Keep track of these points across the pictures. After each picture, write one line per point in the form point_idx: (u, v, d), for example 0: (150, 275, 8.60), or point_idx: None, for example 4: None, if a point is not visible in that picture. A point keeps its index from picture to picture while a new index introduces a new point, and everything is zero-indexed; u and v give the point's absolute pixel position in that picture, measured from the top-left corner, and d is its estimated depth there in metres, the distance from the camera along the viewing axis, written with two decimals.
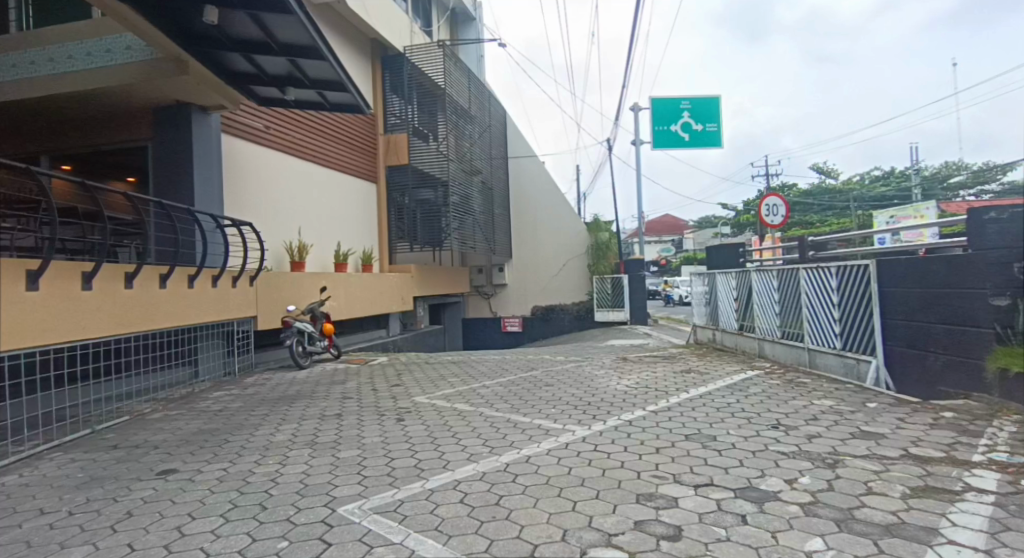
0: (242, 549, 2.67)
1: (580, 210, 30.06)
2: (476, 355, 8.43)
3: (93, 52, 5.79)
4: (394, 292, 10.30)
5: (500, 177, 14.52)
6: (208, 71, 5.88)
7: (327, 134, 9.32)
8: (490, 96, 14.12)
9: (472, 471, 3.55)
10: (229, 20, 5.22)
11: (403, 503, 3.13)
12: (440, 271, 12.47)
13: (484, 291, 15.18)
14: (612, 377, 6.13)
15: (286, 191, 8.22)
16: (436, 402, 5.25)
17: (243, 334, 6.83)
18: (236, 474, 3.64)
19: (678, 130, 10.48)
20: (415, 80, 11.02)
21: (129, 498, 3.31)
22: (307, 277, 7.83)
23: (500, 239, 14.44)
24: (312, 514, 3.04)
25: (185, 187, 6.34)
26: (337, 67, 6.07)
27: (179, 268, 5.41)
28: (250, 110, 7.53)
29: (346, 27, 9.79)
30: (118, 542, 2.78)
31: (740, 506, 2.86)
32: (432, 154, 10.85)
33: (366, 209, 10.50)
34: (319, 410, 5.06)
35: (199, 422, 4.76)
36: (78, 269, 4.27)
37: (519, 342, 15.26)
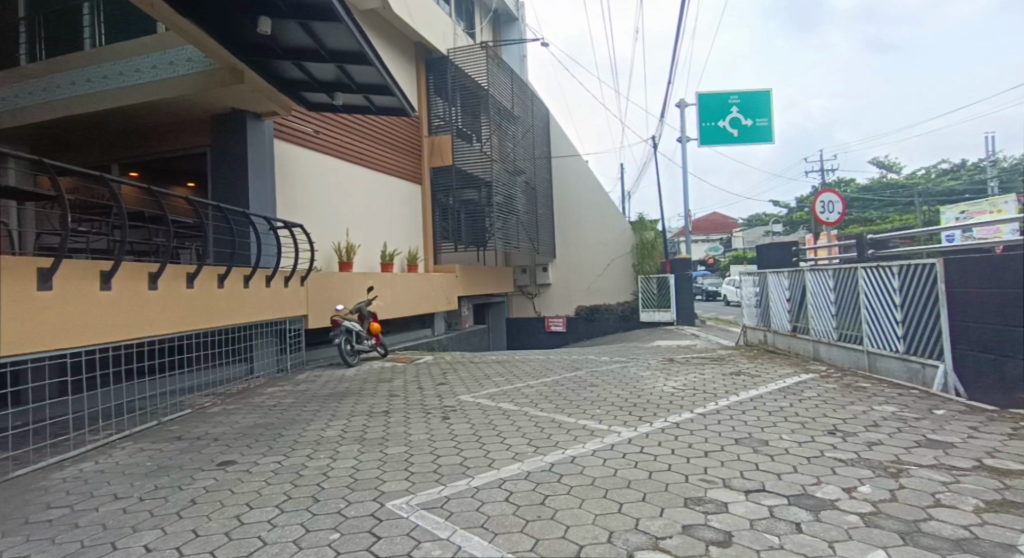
0: (296, 539, 2.78)
1: (625, 209, 29.66)
2: (521, 355, 8.42)
3: (158, 64, 6.09)
4: (438, 292, 10.42)
5: (542, 177, 14.51)
6: (262, 79, 6.12)
7: (374, 137, 9.56)
8: (533, 95, 14.13)
9: (517, 471, 3.54)
10: (281, 30, 5.41)
11: (450, 500, 3.16)
12: (484, 272, 12.54)
13: (528, 290, 15.29)
14: (659, 378, 6.01)
15: (334, 193, 8.46)
16: (481, 400, 5.29)
17: (295, 332, 7.05)
18: (290, 467, 3.76)
19: (726, 125, 10.19)
20: (459, 82, 11.14)
21: (193, 487, 3.48)
22: (355, 277, 8.03)
23: (543, 239, 14.42)
24: (362, 507, 3.11)
25: (241, 191, 6.61)
26: (383, 71, 6.17)
27: (236, 269, 5.65)
28: (301, 115, 7.81)
29: (391, 32, 10.00)
30: (183, 528, 2.94)
31: (795, 514, 2.75)
32: (475, 155, 10.97)
33: (411, 210, 10.66)
34: (367, 406, 5.19)
35: (255, 416, 4.95)
36: (145, 270, 4.53)
37: (564, 342, 15.17)
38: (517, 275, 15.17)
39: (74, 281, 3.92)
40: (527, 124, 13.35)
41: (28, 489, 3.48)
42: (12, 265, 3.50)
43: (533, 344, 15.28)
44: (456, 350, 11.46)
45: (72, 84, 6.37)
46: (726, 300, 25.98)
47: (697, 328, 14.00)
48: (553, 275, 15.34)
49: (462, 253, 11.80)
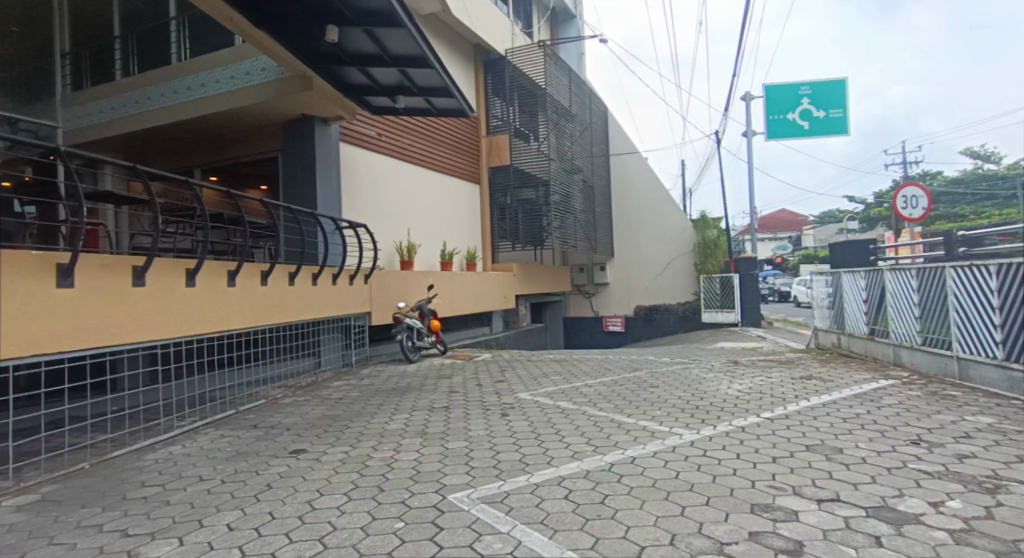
0: (363, 526, 2.89)
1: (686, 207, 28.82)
2: (579, 354, 8.35)
3: (236, 75, 6.47)
4: (496, 290, 10.51)
5: (600, 175, 14.34)
6: (329, 86, 6.39)
7: (434, 138, 9.75)
8: (590, 93, 14.00)
9: (576, 469, 3.52)
10: (347, 38, 5.61)
11: (510, 495, 3.18)
12: (541, 271, 12.55)
13: (585, 289, 15.18)
14: (723, 380, 5.81)
15: (396, 194, 8.70)
16: (539, 399, 5.29)
17: (359, 329, 7.30)
18: (357, 457, 3.91)
19: (796, 118, 9.77)
20: (516, 82, 11.20)
21: (268, 472, 3.68)
22: (415, 275, 8.22)
23: (601, 237, 14.27)
24: (425, 499, 3.19)
25: (310, 192, 6.92)
26: (444, 73, 6.28)
27: (305, 267, 5.92)
28: (365, 118, 8.08)
29: (450, 36, 10.21)
30: (261, 510, 3.13)
31: (874, 527, 2.59)
32: (532, 154, 10.99)
33: (469, 210, 10.83)
34: (428, 402, 5.31)
35: (323, 408, 5.18)
36: (225, 268, 4.83)
37: (623, 342, 14.77)
38: (574, 274, 15.10)
39: (163, 278, 4.25)
40: (584, 122, 13.24)
41: (124, 468, 3.79)
42: (109, 263, 3.85)
43: (591, 344, 15.17)
44: (513, 348, 11.53)
45: (161, 96, 6.87)
46: (796, 302, 24.74)
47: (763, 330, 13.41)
48: (611, 276, 15.26)
49: (519, 252, 11.85)
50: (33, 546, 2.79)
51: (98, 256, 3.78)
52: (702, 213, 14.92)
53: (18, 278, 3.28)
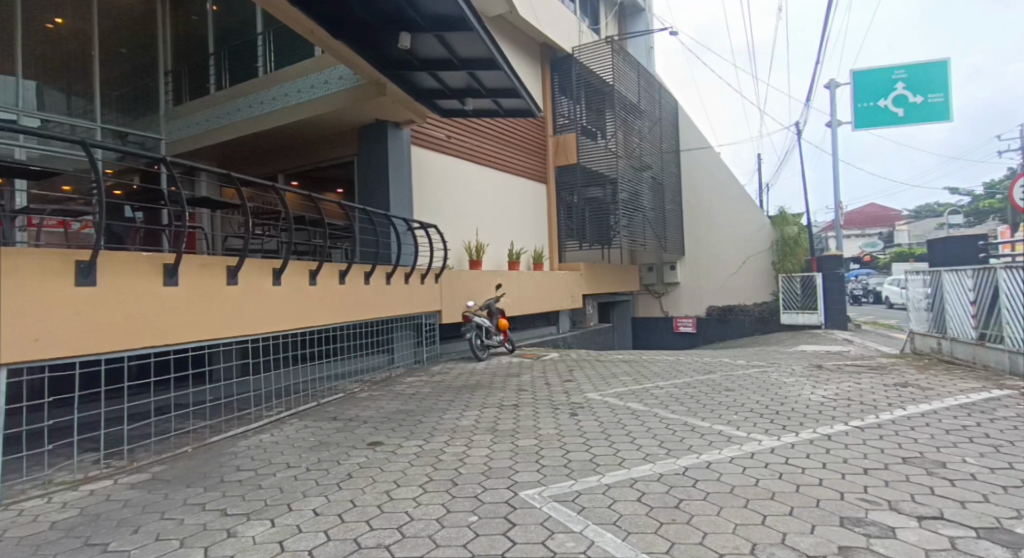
0: (439, 518, 2.97)
1: (763, 202, 27.51)
2: (649, 355, 8.15)
3: (315, 84, 6.82)
4: (564, 290, 10.49)
5: (669, 171, 13.97)
6: (402, 91, 6.59)
7: (501, 138, 9.85)
8: (660, 87, 13.65)
9: (649, 471, 3.45)
10: (419, 44, 5.77)
11: (581, 494, 3.17)
12: (609, 270, 12.38)
13: (655, 289, 14.86)
14: (806, 385, 5.51)
15: (465, 195, 8.88)
16: (609, 399, 5.23)
17: (430, 326, 7.49)
18: (431, 451, 4.03)
19: (887, 105, 9.20)
20: (583, 80, 11.12)
21: (349, 462, 3.86)
22: (483, 274, 8.34)
23: (670, 235, 13.90)
24: (497, 494, 3.24)
25: (384, 194, 7.18)
26: (512, 74, 6.32)
27: (380, 267, 6.16)
28: (435, 121, 8.29)
29: (518, 36, 10.28)
30: (343, 498, 3.29)
31: (985, 549, 2.37)
32: (599, 152, 10.86)
33: (536, 209, 10.89)
34: (498, 399, 5.37)
35: (398, 403, 5.37)
36: (307, 267, 5.11)
37: (694, 344, 14.41)
38: (643, 274, 14.75)
39: (253, 276, 4.57)
40: (653, 117, 12.93)
41: (220, 453, 4.10)
42: (208, 263, 4.19)
43: (661, 345, 14.90)
44: (580, 348, 11.47)
45: (249, 106, 7.36)
46: (888, 303, 23.00)
47: (850, 333, 12.61)
48: (681, 274, 14.76)
49: (586, 251, 11.75)
50: (147, 520, 3.08)
51: (198, 257, 4.11)
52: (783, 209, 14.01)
53: (129, 276, 3.66)
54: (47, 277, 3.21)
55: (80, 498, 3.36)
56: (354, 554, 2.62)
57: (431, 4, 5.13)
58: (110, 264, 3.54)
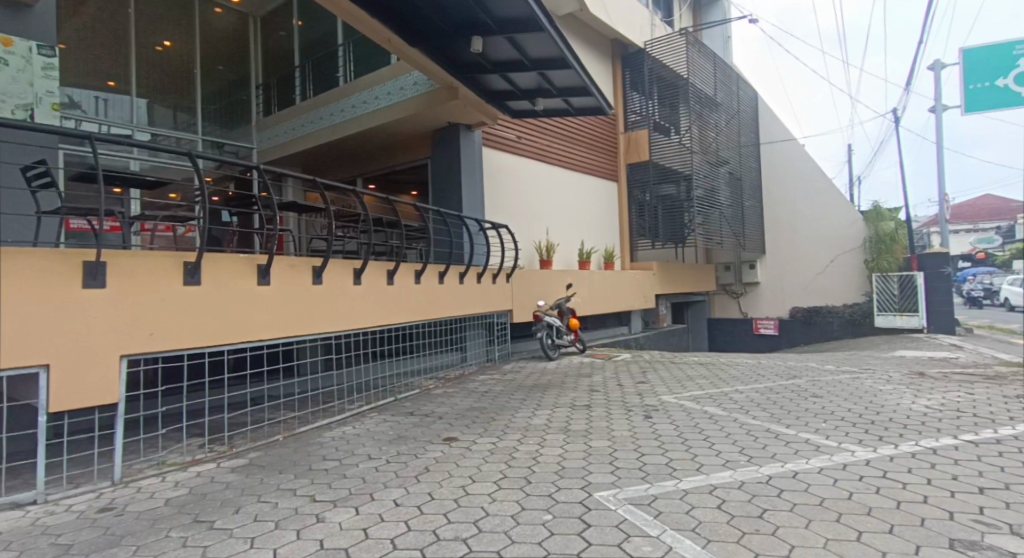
0: (513, 515, 3.00)
1: (856, 195, 25.62)
2: (728, 357, 7.79)
3: (392, 91, 7.09)
4: (636, 290, 10.29)
5: (748, 165, 13.34)
6: (474, 94, 6.69)
7: (570, 137, 9.79)
8: (738, 77, 13.05)
9: (729, 478, 3.29)
10: (491, 46, 5.85)
11: (657, 498, 3.09)
12: (684, 270, 11.99)
13: (732, 289, 14.38)
14: (907, 394, 5.08)
15: (535, 194, 8.91)
16: (685, 402, 5.07)
17: (502, 325, 7.58)
18: (505, 449, 4.07)
19: (1009, 84, 8.00)
20: (656, 74, 10.87)
21: (425, 456, 3.98)
22: (554, 274, 8.33)
23: (749, 233, 13.28)
24: (571, 495, 3.22)
25: (456, 195, 7.34)
26: (583, 72, 6.27)
27: (453, 267, 6.31)
28: (505, 122, 8.38)
29: (587, 32, 10.19)
30: (421, 490, 3.40)
31: None
32: (673, 148, 10.56)
33: (607, 208, 10.78)
34: (570, 399, 5.35)
35: (471, 400, 5.48)
36: (385, 267, 5.33)
37: (777, 346, 13.52)
38: (719, 273, 14.34)
39: (337, 276, 4.82)
40: (730, 110, 12.38)
41: (308, 442, 4.36)
42: (296, 264, 4.45)
43: (737, 347, 14.21)
44: (653, 349, 11.17)
45: (331, 114, 7.76)
46: (1008, 305, 20.69)
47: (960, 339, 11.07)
48: (761, 273, 14.14)
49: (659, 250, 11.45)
50: (246, 501, 3.33)
51: (287, 257, 4.39)
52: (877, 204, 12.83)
53: (229, 276, 3.96)
54: (158, 277, 3.56)
55: (188, 479, 3.68)
56: (433, 545, 2.71)
57: (503, 7, 5.19)
58: (213, 264, 3.86)
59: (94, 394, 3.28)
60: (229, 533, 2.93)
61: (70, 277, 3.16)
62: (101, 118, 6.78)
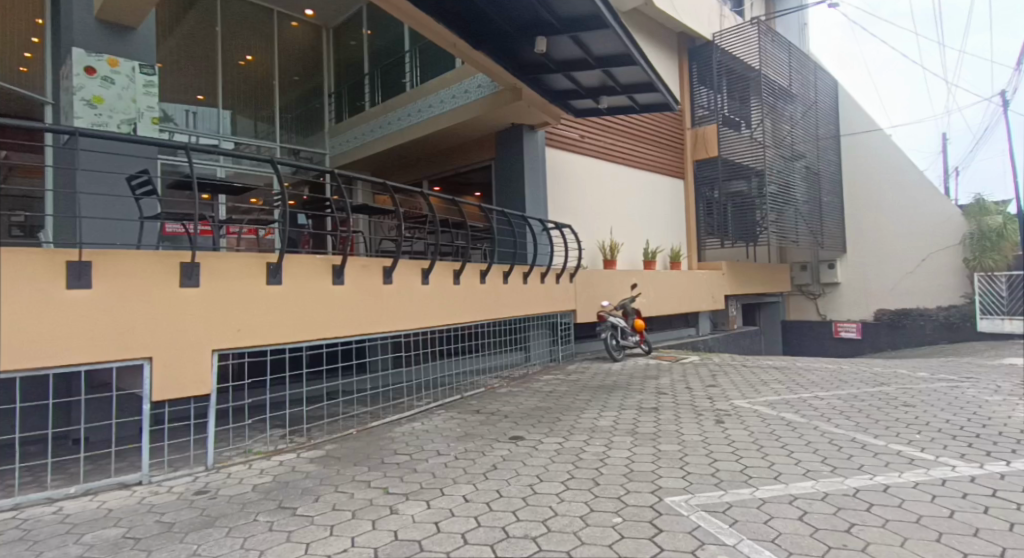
0: (582, 516, 2.98)
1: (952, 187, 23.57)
2: (805, 361, 7.37)
3: (457, 94, 7.23)
4: (705, 290, 9.98)
5: (826, 159, 12.60)
6: (538, 95, 6.70)
7: (634, 134, 9.60)
8: (816, 66, 12.34)
9: (811, 489, 3.12)
10: (555, 46, 5.83)
11: (733, 506, 2.97)
12: (756, 270, 11.50)
13: (809, 290, 13.75)
14: (1019, 406, 4.60)
15: (599, 194, 8.83)
16: (759, 407, 4.86)
17: (565, 325, 7.54)
18: (571, 449, 4.06)
19: None
20: (725, 67, 10.47)
21: (493, 454, 4.03)
22: (618, 274, 8.20)
23: (827, 230, 12.56)
24: (641, 498, 3.16)
25: (520, 195, 7.38)
26: (649, 68, 6.13)
27: (517, 267, 6.35)
28: (568, 121, 8.34)
29: (651, 26, 9.98)
30: (489, 487, 3.45)
31: None
32: (744, 142, 10.14)
33: (674, 206, 10.54)
34: (636, 401, 5.25)
35: (536, 400, 5.48)
36: (452, 267, 5.44)
37: (861, 351, 12.72)
38: (795, 273, 13.95)
39: (406, 276, 4.96)
40: (806, 101, 11.72)
41: (380, 437, 4.51)
42: (368, 264, 4.62)
43: (818, 353, 13.44)
44: (724, 351, 10.69)
45: (398, 120, 8.02)
46: None
47: None
48: (842, 273, 13.36)
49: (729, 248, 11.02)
50: (324, 491, 3.49)
51: (360, 258, 4.57)
52: (980, 197, 11.65)
53: (307, 276, 4.18)
54: (246, 277, 3.81)
55: (272, 467, 3.91)
56: (503, 542, 2.73)
57: (567, 5, 5.16)
58: (293, 265, 4.08)
59: (188, 385, 3.55)
60: (310, 520, 3.08)
61: (170, 277, 3.44)
62: (190, 129, 7.31)
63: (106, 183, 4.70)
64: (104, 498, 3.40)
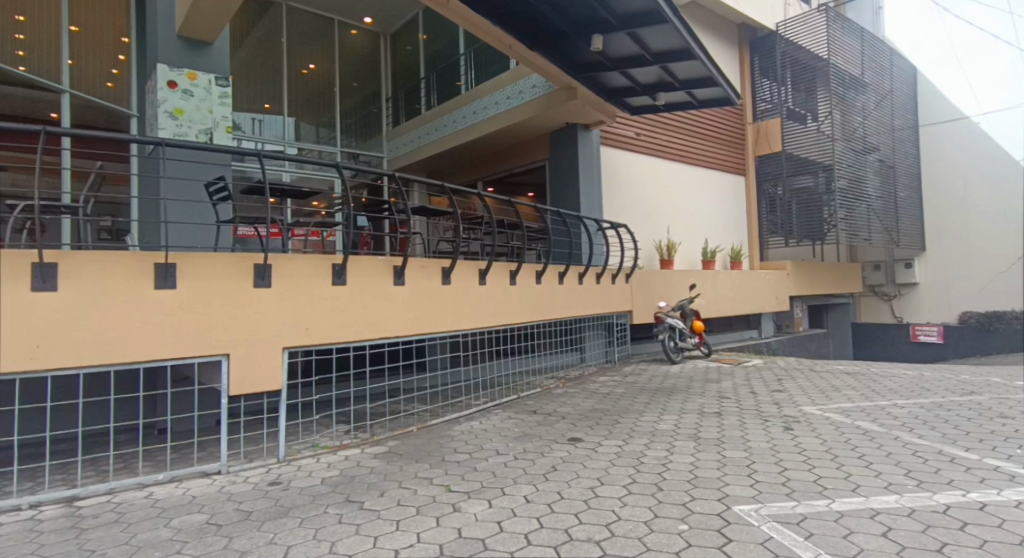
0: (647, 521, 2.93)
1: None
2: (883, 366, 6.95)
3: (511, 95, 7.27)
4: (769, 290, 9.64)
5: (902, 151, 11.86)
6: (593, 93, 6.64)
7: (692, 130, 9.35)
8: (891, 52, 11.62)
9: (895, 504, 2.94)
10: (611, 43, 5.75)
11: (807, 519, 2.83)
12: (823, 269, 10.97)
13: (884, 292, 13.05)
14: None
15: (655, 192, 8.65)
16: (832, 415, 4.63)
17: (621, 326, 7.43)
18: (631, 453, 4.00)
19: None
20: (790, 57, 10.04)
21: (552, 455, 4.03)
22: (676, 274, 8.04)
23: (904, 227, 11.81)
24: (708, 505, 3.07)
25: (574, 195, 7.33)
26: (709, 62, 5.96)
27: (572, 267, 6.32)
28: (624, 119, 8.21)
29: (710, 19, 9.73)
30: (550, 489, 3.45)
31: None
32: (810, 136, 9.68)
33: (734, 204, 10.21)
34: (698, 405, 5.12)
35: (593, 401, 5.44)
36: (508, 268, 5.47)
37: (941, 356, 11.56)
38: (868, 273, 13.22)
39: (463, 276, 5.03)
40: (880, 90, 11.05)
41: (440, 435, 4.60)
42: (428, 265, 4.72)
43: (892, 360, 12.45)
44: (790, 354, 10.27)
45: (453, 122, 8.14)
46: None
47: None
48: (919, 273, 12.62)
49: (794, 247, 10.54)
50: (389, 486, 3.59)
51: (420, 259, 4.67)
52: None
53: (370, 277, 4.31)
54: (314, 278, 3.97)
55: (339, 461, 4.06)
56: (566, 544, 2.72)
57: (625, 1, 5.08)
58: (358, 266, 4.22)
59: (262, 381, 3.72)
60: (377, 515, 3.17)
61: (245, 278, 3.63)
62: (256, 136, 7.67)
63: (186, 189, 5.01)
64: (188, 485, 3.63)
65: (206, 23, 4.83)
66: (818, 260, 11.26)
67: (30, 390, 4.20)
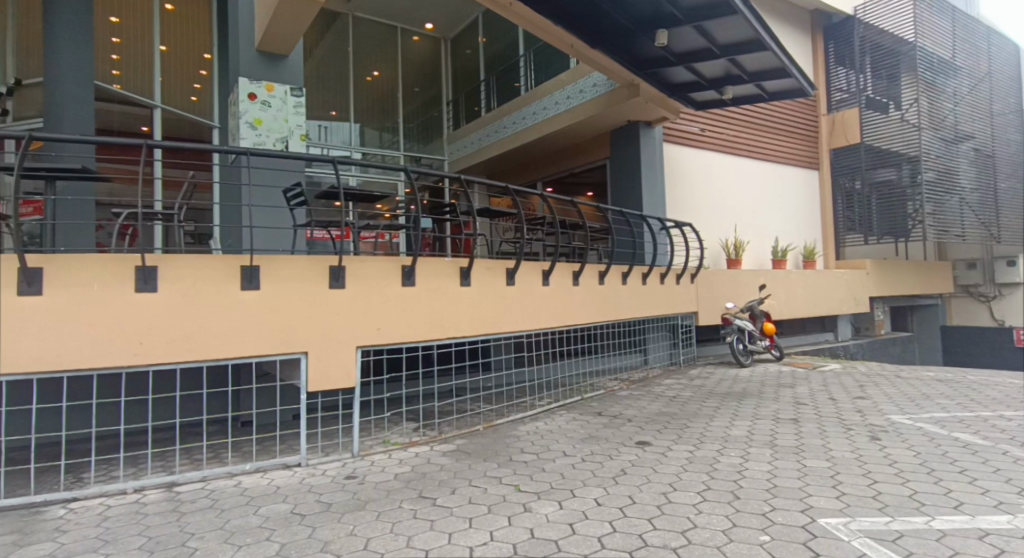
0: (726, 530, 2.84)
1: None
2: (983, 373, 6.40)
3: (573, 94, 7.23)
4: (848, 291, 9.11)
5: (1002, 140, 10.91)
6: (656, 89, 6.51)
7: (761, 124, 9.00)
8: (987, 32, 10.73)
9: (1007, 525, 2.71)
10: (676, 38, 5.62)
11: (904, 536, 2.67)
12: (908, 269, 10.27)
13: (980, 292, 11.97)
14: None
15: (721, 189, 8.39)
16: (926, 425, 4.32)
17: (686, 328, 7.23)
18: (704, 458, 3.89)
19: None
20: (869, 42, 9.48)
21: (621, 458, 3.98)
22: (744, 274, 7.76)
23: (1004, 222, 10.87)
24: (791, 517, 2.94)
25: (636, 193, 7.21)
26: (782, 53, 5.70)
27: (636, 267, 6.21)
28: (688, 115, 7.99)
29: (780, 6, 9.34)
30: (621, 493, 3.40)
31: None
32: (892, 125, 9.09)
33: (806, 200, 9.74)
34: (772, 411, 4.91)
35: (659, 405, 5.34)
36: (571, 268, 5.44)
37: None
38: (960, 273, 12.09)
39: (527, 276, 5.05)
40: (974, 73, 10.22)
41: (506, 434, 4.64)
42: (493, 267, 4.77)
43: (996, 366, 11.72)
44: (870, 359, 9.69)
45: (514, 123, 8.18)
46: None
47: None
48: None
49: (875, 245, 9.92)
50: (459, 484, 3.66)
51: (485, 261, 4.73)
52: None
53: (438, 278, 4.39)
54: (385, 279, 4.09)
55: (410, 458, 4.17)
56: (642, 549, 2.68)
57: None
58: (426, 267, 4.32)
59: (337, 378, 3.87)
60: (450, 512, 3.23)
61: (322, 279, 3.79)
62: (324, 142, 8.00)
63: (264, 195, 5.28)
64: (272, 475, 3.84)
65: (283, 39, 5.14)
66: (900, 260, 10.58)
67: (133, 383, 4.58)
